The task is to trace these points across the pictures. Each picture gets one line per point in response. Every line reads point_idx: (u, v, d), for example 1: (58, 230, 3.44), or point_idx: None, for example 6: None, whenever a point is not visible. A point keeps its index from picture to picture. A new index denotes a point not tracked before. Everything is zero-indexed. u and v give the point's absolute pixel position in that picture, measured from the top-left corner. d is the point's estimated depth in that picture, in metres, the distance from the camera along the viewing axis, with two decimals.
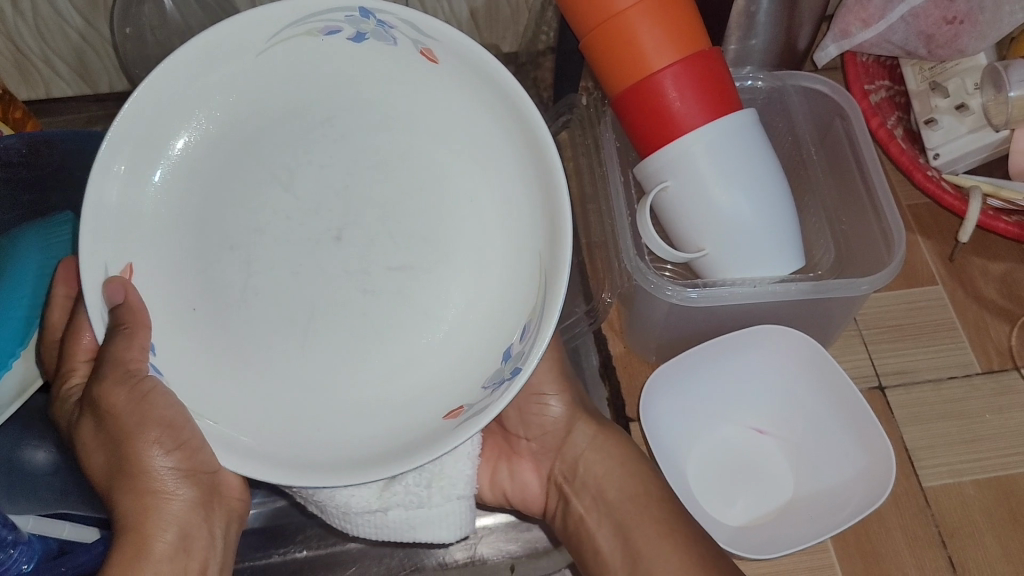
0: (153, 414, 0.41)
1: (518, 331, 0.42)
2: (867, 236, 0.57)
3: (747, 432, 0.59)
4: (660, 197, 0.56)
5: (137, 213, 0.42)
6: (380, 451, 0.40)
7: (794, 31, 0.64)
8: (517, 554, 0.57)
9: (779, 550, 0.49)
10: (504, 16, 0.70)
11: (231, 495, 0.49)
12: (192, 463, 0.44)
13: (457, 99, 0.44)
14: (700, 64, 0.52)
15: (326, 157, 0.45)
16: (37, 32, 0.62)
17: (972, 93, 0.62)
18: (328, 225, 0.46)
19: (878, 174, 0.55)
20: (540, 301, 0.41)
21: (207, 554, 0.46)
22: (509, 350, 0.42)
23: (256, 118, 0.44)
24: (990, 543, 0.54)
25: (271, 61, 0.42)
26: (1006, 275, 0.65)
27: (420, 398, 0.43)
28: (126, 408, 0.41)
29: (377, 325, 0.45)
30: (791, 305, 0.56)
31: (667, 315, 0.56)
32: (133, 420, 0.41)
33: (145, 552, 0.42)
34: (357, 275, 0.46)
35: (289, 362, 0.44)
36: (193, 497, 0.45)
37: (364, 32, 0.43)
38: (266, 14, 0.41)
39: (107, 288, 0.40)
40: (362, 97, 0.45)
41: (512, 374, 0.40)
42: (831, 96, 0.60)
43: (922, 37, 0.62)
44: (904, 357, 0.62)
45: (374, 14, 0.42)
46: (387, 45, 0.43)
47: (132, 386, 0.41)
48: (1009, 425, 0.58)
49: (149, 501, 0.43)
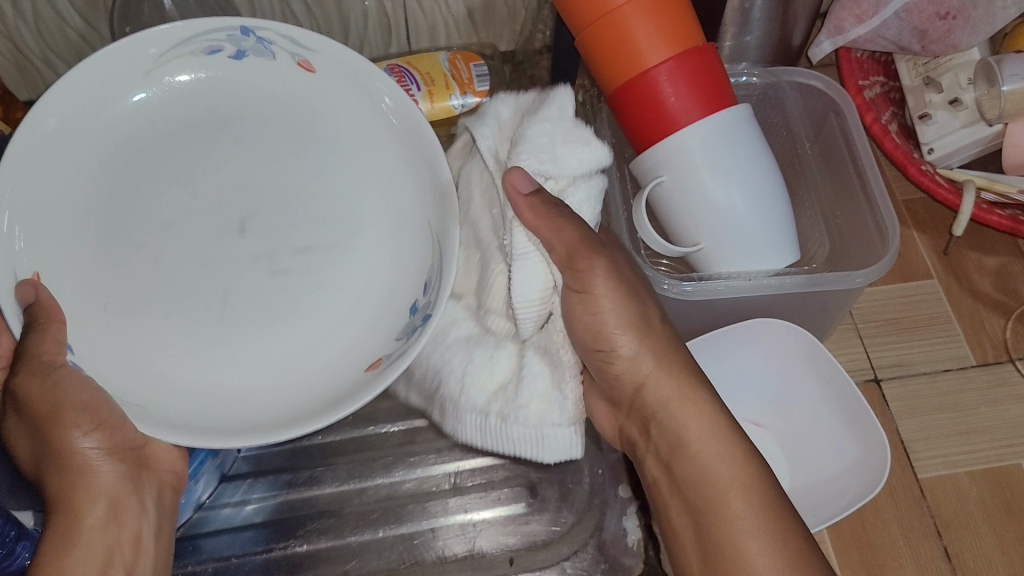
0: (65, 402, 0.41)
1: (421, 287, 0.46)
2: (862, 230, 0.58)
3: (745, 426, 0.59)
4: (656, 191, 0.56)
5: (40, 220, 0.43)
6: (303, 410, 0.43)
7: (788, 27, 0.64)
8: (515, 547, 0.57)
9: (826, 519, 0.50)
10: (501, 13, 0.70)
11: (164, 470, 0.50)
12: (113, 441, 0.44)
13: (336, 103, 0.49)
14: (695, 58, 0.53)
15: (221, 147, 0.47)
16: (37, 31, 0.63)
17: (966, 88, 0.62)
18: (229, 219, 0.47)
19: (872, 167, 0.56)
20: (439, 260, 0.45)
21: (140, 522, 0.47)
22: (415, 305, 0.46)
23: (154, 127, 0.46)
24: (985, 533, 0.54)
25: (162, 72, 0.46)
26: (1001, 269, 0.65)
27: (322, 370, 0.45)
28: (39, 398, 0.41)
29: (291, 301, 0.46)
30: (787, 298, 0.56)
31: (663, 308, 0.57)
32: (47, 409, 0.42)
33: (74, 530, 0.43)
34: (260, 261, 0.47)
35: (203, 349, 0.44)
36: (120, 469, 0.46)
37: (243, 49, 0.47)
38: (167, 31, 0.45)
39: (20, 289, 0.41)
40: (252, 104, 0.48)
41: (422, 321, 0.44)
42: (826, 92, 0.61)
43: (916, 33, 0.63)
44: (900, 350, 0.62)
45: (253, 31, 0.47)
46: (265, 58, 0.48)
47: (38, 370, 0.41)
48: (1004, 417, 0.59)
49: (73, 478, 0.44)
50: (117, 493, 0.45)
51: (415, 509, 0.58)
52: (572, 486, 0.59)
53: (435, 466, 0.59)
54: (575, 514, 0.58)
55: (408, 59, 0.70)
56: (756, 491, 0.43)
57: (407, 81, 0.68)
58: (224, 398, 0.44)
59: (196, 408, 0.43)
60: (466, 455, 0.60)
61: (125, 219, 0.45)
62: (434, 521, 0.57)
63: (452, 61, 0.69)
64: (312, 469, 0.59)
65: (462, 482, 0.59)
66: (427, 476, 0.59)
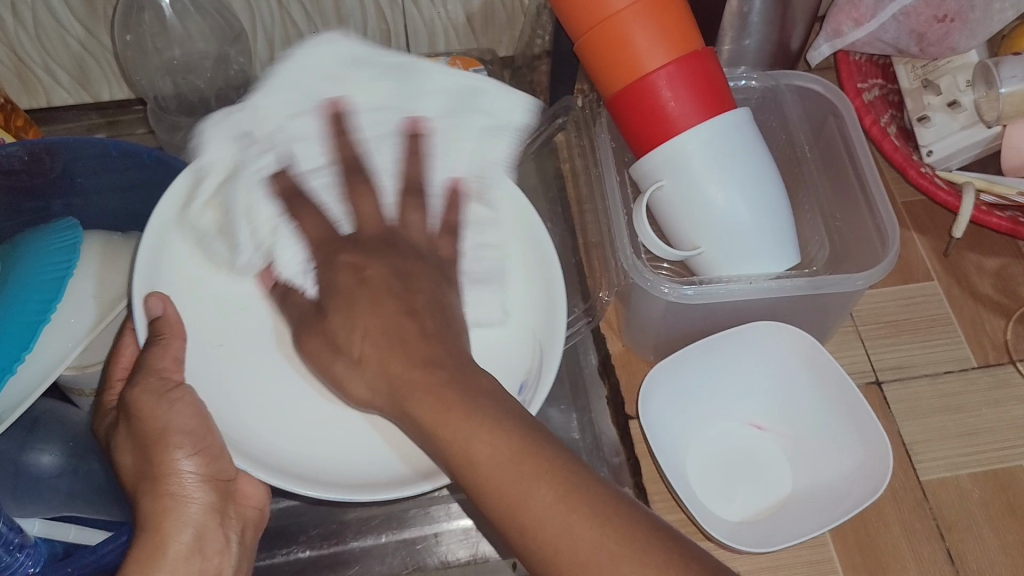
0: (172, 423, 0.45)
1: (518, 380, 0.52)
2: (861, 231, 0.58)
3: (746, 429, 0.59)
4: (655, 196, 0.56)
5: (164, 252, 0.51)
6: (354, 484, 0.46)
7: (787, 31, 0.64)
8: None
9: (784, 543, 0.50)
10: (499, 18, 0.71)
11: (249, 507, 0.49)
12: (210, 471, 0.46)
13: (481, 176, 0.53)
14: (694, 63, 0.53)
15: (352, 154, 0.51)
16: (38, 40, 0.63)
17: (964, 90, 0.62)
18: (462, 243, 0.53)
19: (872, 169, 0.56)
20: (537, 364, 0.52)
21: (223, 556, 0.46)
22: (522, 384, 0.52)
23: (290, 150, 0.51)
24: (987, 534, 0.54)
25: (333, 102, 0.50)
26: (1001, 270, 0.66)
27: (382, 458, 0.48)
28: (151, 416, 0.45)
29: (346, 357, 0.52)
30: (787, 301, 0.56)
31: (664, 312, 0.57)
32: (155, 430, 0.45)
33: (159, 553, 0.43)
34: None
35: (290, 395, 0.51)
36: (210, 501, 0.46)
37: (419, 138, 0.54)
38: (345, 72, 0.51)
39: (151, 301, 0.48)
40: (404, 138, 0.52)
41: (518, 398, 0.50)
42: (825, 95, 0.61)
43: (914, 36, 0.63)
44: (900, 353, 0.62)
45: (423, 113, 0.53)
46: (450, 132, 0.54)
47: (157, 389, 0.45)
48: (1004, 418, 0.59)
49: (165, 503, 0.44)
50: (204, 527, 0.45)
51: (418, 514, 0.58)
52: None
53: None
54: None
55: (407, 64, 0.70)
56: (544, 470, 0.37)
57: None
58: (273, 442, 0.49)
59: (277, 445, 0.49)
60: None
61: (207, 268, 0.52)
62: (437, 526, 0.57)
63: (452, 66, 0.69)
64: None
65: None
66: None
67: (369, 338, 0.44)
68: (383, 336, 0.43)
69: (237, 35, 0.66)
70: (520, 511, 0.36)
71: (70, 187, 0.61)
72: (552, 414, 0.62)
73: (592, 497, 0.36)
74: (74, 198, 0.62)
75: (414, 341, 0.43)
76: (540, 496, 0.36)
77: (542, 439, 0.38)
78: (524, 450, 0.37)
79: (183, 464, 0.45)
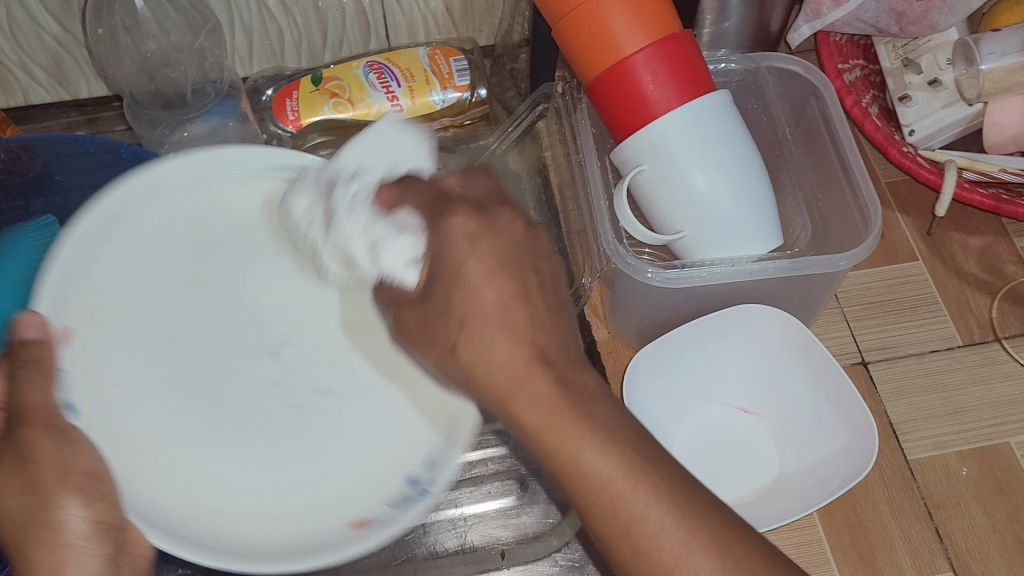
0: (71, 465, 0.39)
1: (419, 465, 0.47)
2: (843, 211, 0.57)
3: (731, 412, 0.59)
4: (636, 180, 0.56)
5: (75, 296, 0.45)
6: (299, 543, 0.43)
7: (765, 13, 0.64)
8: (508, 540, 0.56)
9: (769, 524, 0.49)
10: (479, 7, 0.70)
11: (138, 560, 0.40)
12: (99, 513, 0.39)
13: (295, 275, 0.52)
14: (672, 45, 0.53)
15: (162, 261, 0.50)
16: (13, 38, 0.62)
17: (944, 69, 0.62)
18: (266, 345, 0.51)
19: (852, 148, 0.56)
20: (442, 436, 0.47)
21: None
22: (415, 477, 0.46)
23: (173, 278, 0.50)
24: (975, 512, 0.54)
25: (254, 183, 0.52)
26: (985, 249, 0.66)
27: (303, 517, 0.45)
28: (49, 462, 0.39)
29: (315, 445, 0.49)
30: (771, 283, 0.56)
31: (647, 297, 0.57)
32: (55, 473, 0.38)
33: None
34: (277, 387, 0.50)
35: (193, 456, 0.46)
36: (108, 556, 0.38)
37: None
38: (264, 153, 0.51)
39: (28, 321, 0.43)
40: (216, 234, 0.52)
41: (419, 493, 0.46)
42: (805, 76, 0.61)
43: (893, 15, 0.63)
44: (886, 333, 0.62)
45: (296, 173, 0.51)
46: None
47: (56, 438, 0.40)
48: (990, 396, 0.59)
49: (61, 553, 0.37)
50: None
51: None
52: None
53: None
54: (566, 508, 0.57)
55: (387, 55, 0.70)
56: (650, 480, 0.35)
57: (387, 78, 0.69)
58: (205, 510, 0.44)
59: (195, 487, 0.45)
60: None
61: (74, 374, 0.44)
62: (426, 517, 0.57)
63: (432, 56, 0.70)
64: None
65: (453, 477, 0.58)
66: None
67: (512, 316, 0.36)
68: (515, 328, 0.36)
69: (211, 27, 0.65)
70: (633, 528, 0.34)
71: (51, 187, 0.61)
72: None
73: (706, 518, 0.34)
74: (54, 197, 0.61)
75: (519, 313, 0.36)
76: (593, 442, 0.35)
77: (650, 447, 0.36)
78: (640, 470, 0.35)
79: (65, 509, 0.38)
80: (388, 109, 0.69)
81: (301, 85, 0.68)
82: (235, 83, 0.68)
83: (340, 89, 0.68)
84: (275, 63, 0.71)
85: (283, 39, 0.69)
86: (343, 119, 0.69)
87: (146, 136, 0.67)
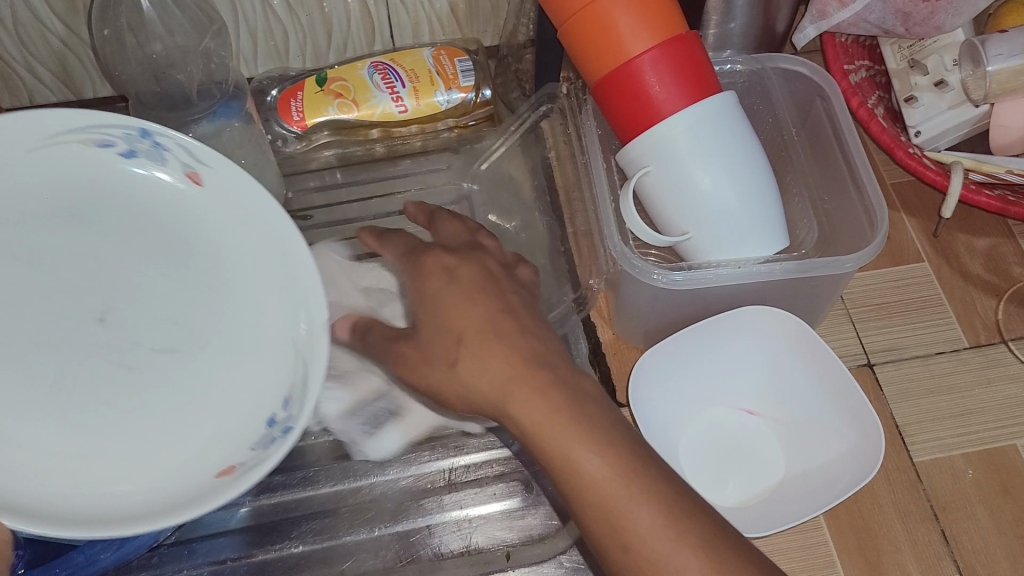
0: None
1: (278, 401, 0.44)
2: (850, 213, 0.57)
3: (736, 414, 0.59)
4: (642, 181, 0.56)
5: None
6: (170, 501, 0.41)
7: (772, 15, 0.64)
8: (513, 542, 0.56)
9: (775, 526, 0.49)
10: (483, 7, 0.70)
11: None
12: None
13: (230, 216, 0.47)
14: (679, 46, 0.53)
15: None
16: (18, 38, 0.62)
17: (950, 70, 0.62)
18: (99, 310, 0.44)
19: (858, 150, 0.56)
20: (302, 373, 0.44)
21: None
22: (272, 417, 0.44)
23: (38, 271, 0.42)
24: (981, 514, 0.54)
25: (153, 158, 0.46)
26: (991, 250, 0.66)
27: (165, 481, 0.42)
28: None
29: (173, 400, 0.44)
30: (777, 285, 0.56)
31: (652, 299, 0.57)
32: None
33: None
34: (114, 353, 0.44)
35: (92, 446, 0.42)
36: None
37: (135, 150, 0.45)
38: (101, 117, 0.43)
39: None
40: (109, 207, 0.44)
41: (282, 434, 0.43)
42: (811, 77, 0.61)
43: (900, 16, 0.62)
44: (892, 334, 0.62)
45: (152, 134, 0.45)
46: (157, 166, 0.46)
47: None
48: (996, 397, 0.59)
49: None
50: None
51: (411, 507, 0.57)
52: None
53: (430, 464, 0.59)
54: None
55: (391, 56, 0.70)
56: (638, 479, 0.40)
57: (392, 79, 0.69)
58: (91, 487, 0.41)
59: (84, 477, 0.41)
60: (460, 450, 0.59)
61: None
62: (431, 518, 0.57)
63: (437, 57, 0.70)
64: (304, 470, 0.58)
65: (458, 478, 0.58)
66: (422, 473, 0.58)
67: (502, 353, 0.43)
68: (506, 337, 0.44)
69: (217, 28, 0.64)
70: (621, 529, 0.39)
71: None
72: None
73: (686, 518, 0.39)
74: None
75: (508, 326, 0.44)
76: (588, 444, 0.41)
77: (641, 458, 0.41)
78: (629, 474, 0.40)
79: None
80: (393, 110, 0.69)
81: (306, 85, 0.68)
82: (240, 83, 0.65)
83: (345, 90, 0.68)
84: (280, 64, 0.71)
85: (287, 39, 0.69)
86: (347, 119, 0.69)
87: None
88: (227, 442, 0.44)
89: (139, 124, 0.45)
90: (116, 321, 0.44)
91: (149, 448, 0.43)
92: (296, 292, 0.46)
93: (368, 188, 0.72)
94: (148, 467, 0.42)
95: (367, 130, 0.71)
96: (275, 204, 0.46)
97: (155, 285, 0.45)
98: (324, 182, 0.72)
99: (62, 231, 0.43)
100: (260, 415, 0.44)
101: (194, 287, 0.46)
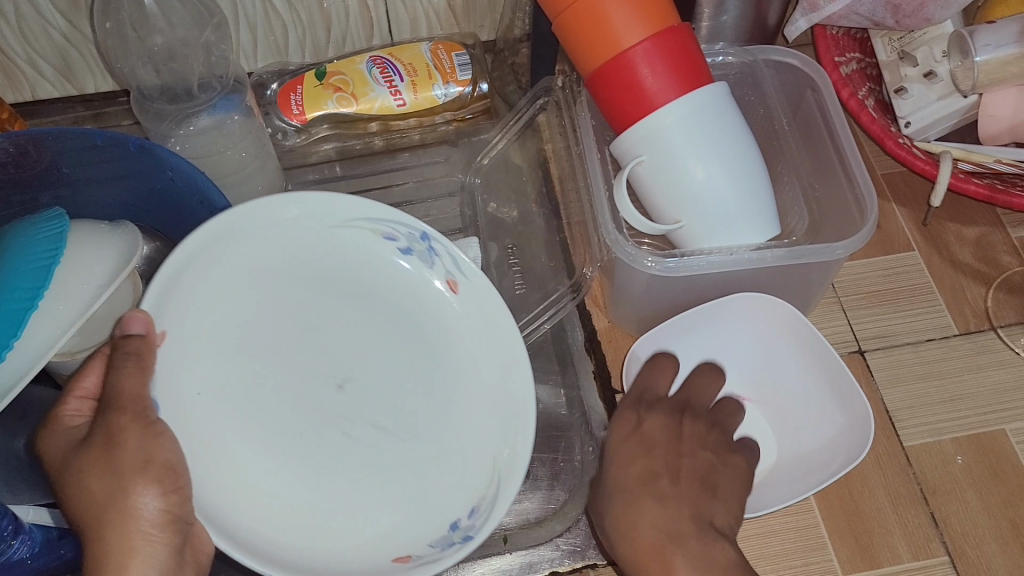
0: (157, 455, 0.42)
1: (464, 510, 0.50)
2: (840, 201, 0.58)
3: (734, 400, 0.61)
4: (636, 171, 0.57)
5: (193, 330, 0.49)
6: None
7: (762, 7, 0.65)
8: (510, 525, 0.57)
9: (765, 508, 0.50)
10: (480, 3, 0.71)
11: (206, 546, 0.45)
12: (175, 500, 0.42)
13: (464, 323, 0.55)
14: (671, 38, 0.54)
15: (237, 309, 0.50)
16: (21, 33, 0.63)
17: (940, 61, 0.63)
18: (332, 376, 0.52)
19: (847, 138, 0.57)
20: (491, 490, 0.50)
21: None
22: (455, 522, 0.50)
23: (283, 326, 0.52)
24: (970, 497, 0.55)
25: (401, 254, 0.55)
26: (981, 239, 0.67)
27: (351, 555, 0.48)
28: (133, 448, 0.42)
29: (370, 479, 0.50)
30: (768, 272, 0.57)
31: (646, 286, 0.58)
32: (137, 460, 0.41)
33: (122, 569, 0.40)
34: (343, 422, 0.51)
35: (309, 496, 0.49)
36: (175, 546, 0.42)
37: (413, 249, 0.55)
38: (388, 213, 0.54)
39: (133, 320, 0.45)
40: (355, 290, 0.54)
41: (462, 539, 0.48)
42: (801, 69, 0.62)
43: (889, 8, 0.63)
44: (883, 322, 0.63)
45: (430, 240, 0.55)
46: (424, 266, 0.55)
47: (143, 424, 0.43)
48: (986, 383, 0.60)
49: (131, 539, 0.41)
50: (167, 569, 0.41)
51: None
52: (564, 465, 0.59)
53: None
54: (568, 492, 0.58)
55: (390, 51, 0.71)
56: None
57: (391, 74, 0.70)
58: (295, 539, 0.47)
59: (289, 521, 0.48)
60: None
61: (174, 387, 0.47)
62: None
63: (434, 51, 0.71)
64: None
65: None
66: None
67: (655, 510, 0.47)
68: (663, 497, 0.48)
69: (217, 22, 0.65)
70: None
71: (56, 179, 0.61)
72: (539, 390, 0.63)
73: None
74: (61, 189, 0.62)
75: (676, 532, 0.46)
76: None
77: None
78: None
79: (141, 497, 0.41)
80: (391, 104, 0.70)
81: (306, 80, 0.69)
82: (242, 77, 0.66)
83: (344, 83, 0.69)
84: (279, 58, 0.72)
85: (287, 35, 0.70)
86: (347, 113, 0.70)
87: (153, 130, 0.64)
88: (404, 539, 0.49)
89: (420, 229, 0.54)
90: (320, 342, 0.52)
91: (357, 513, 0.50)
92: (512, 415, 0.52)
93: (368, 180, 0.73)
94: (346, 530, 0.49)
95: (367, 124, 0.72)
96: (502, 307, 0.54)
97: (362, 340, 0.53)
98: (324, 175, 0.73)
99: (319, 295, 0.53)
100: (445, 518, 0.50)
101: (432, 377, 0.54)
